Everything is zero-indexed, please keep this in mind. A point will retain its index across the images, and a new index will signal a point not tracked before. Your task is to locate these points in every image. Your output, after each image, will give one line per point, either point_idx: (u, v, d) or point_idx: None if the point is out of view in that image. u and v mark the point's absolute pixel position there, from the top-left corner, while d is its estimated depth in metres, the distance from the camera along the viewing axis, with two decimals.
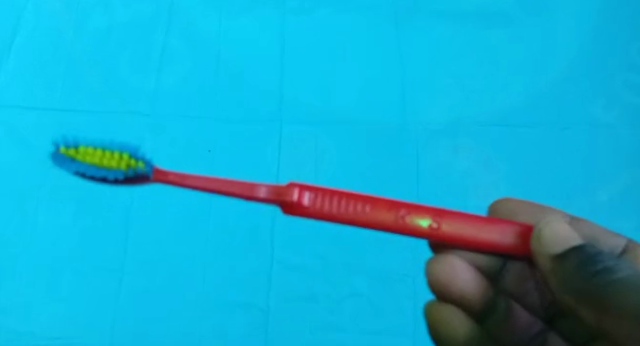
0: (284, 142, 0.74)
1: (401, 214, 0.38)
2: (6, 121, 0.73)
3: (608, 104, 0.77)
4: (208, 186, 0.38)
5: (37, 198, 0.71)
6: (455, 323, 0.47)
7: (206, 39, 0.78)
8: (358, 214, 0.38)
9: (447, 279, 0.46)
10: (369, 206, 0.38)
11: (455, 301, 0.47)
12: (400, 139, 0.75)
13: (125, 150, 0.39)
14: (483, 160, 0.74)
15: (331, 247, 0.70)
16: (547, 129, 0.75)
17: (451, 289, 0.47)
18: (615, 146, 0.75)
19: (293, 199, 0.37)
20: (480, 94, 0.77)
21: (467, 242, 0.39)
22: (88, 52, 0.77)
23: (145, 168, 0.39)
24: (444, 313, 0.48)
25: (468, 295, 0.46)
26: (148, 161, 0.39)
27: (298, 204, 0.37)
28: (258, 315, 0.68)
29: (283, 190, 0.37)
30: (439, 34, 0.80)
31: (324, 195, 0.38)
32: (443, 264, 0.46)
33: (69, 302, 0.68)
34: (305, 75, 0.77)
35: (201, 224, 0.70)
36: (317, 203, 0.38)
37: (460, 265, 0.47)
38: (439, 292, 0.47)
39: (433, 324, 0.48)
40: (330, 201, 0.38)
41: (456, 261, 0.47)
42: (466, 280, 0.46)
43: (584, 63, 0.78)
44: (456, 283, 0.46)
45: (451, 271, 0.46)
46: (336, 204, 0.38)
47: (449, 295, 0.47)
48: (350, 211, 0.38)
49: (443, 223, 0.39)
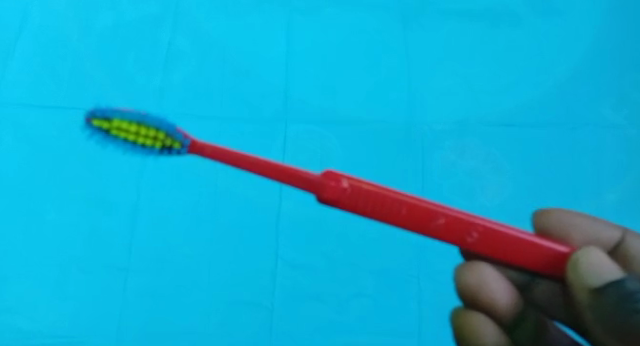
0: (289, 142, 0.74)
1: (442, 222, 0.39)
2: (11, 121, 0.73)
3: (617, 103, 0.76)
4: (238, 162, 0.39)
5: (44, 197, 0.71)
6: (484, 335, 0.46)
7: (212, 37, 0.78)
8: (395, 212, 0.39)
9: (477, 288, 0.46)
10: (405, 209, 0.39)
11: (484, 309, 0.47)
12: (408, 139, 0.75)
13: (162, 130, 0.39)
14: (466, 154, 0.74)
15: (337, 245, 0.70)
16: (554, 128, 0.75)
17: (481, 297, 0.46)
18: (623, 146, 0.75)
19: (334, 185, 0.38)
20: (488, 94, 0.77)
21: (497, 250, 0.39)
22: (95, 50, 0.77)
23: (182, 146, 0.39)
24: (474, 324, 0.46)
25: (497, 304, 0.46)
26: (183, 139, 0.39)
27: (335, 192, 0.38)
28: (264, 314, 0.68)
29: (320, 182, 0.38)
30: (447, 32, 0.79)
31: (359, 188, 0.38)
32: (475, 272, 0.46)
33: (76, 300, 0.68)
34: (316, 73, 0.77)
35: (207, 223, 0.70)
36: (353, 195, 0.38)
37: (490, 272, 0.46)
38: (468, 298, 0.47)
39: (463, 333, 0.47)
40: (367, 197, 0.38)
41: (486, 269, 0.46)
42: (498, 290, 0.46)
43: (593, 64, 0.78)
44: (487, 290, 0.46)
45: (483, 277, 0.46)
46: (369, 202, 0.39)
47: (478, 303, 0.47)
48: (388, 208, 0.39)
49: (481, 234, 0.39)
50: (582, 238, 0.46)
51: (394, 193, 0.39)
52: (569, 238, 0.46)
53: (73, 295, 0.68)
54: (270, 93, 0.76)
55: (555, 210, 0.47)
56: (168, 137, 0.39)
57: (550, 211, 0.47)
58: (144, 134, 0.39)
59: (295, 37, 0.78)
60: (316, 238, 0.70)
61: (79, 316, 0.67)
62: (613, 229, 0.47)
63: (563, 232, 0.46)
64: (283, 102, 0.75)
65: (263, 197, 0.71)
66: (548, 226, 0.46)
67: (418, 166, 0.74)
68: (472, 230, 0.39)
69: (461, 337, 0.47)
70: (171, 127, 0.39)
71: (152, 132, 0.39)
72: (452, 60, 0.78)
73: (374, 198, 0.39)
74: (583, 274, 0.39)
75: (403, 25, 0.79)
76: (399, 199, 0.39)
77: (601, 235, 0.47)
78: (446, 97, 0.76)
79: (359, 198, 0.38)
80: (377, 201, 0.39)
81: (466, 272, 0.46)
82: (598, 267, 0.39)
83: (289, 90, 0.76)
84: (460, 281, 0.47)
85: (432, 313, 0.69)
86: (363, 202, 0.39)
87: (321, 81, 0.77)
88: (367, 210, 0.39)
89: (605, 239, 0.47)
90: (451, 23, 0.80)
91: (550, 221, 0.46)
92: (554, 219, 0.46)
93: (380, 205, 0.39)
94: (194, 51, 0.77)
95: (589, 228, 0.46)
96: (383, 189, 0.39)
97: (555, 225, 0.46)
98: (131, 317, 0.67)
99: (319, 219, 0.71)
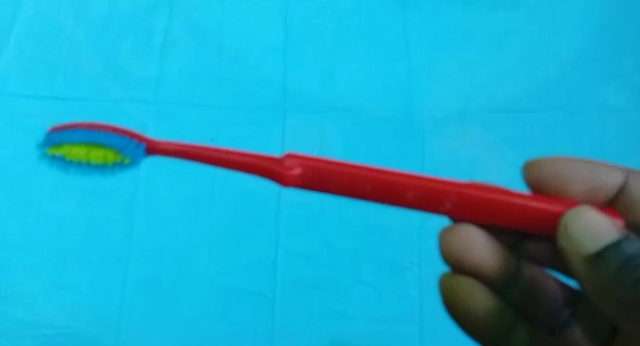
0: (288, 127, 0.73)
1: (411, 196, 0.34)
2: (8, 111, 0.73)
3: (619, 88, 0.76)
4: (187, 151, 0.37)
5: (40, 186, 0.70)
6: (474, 303, 0.42)
7: (208, 25, 0.77)
8: (359, 192, 0.34)
9: (462, 252, 0.40)
10: (370, 187, 0.34)
11: (472, 275, 0.41)
12: (407, 124, 0.74)
13: (110, 146, 0.38)
14: (466, 140, 0.73)
15: (337, 233, 0.70)
16: (557, 112, 0.74)
17: (466, 263, 0.40)
18: (627, 128, 0.74)
19: (284, 171, 0.35)
20: (488, 79, 0.76)
21: (483, 216, 0.35)
22: (90, 39, 0.76)
23: (131, 159, 0.39)
24: (462, 287, 0.42)
25: (487, 268, 0.40)
26: (131, 153, 0.38)
27: (290, 177, 0.35)
28: (264, 302, 0.67)
29: (273, 167, 0.35)
30: (446, 19, 0.79)
31: (312, 169, 0.35)
32: (455, 236, 0.39)
33: (76, 289, 0.67)
34: (314, 60, 0.76)
35: (206, 212, 0.70)
36: (306, 177, 0.35)
37: (479, 237, 0.39)
38: (454, 264, 0.41)
39: (450, 298, 0.42)
40: (325, 177, 0.34)
41: (473, 232, 0.39)
42: (483, 257, 0.40)
43: (595, 47, 0.77)
44: (472, 257, 0.40)
45: (470, 243, 0.39)
46: (329, 182, 0.35)
47: (465, 267, 0.41)
48: (350, 188, 0.34)
49: (459, 201, 0.35)
50: (581, 187, 0.41)
51: (356, 170, 0.34)
52: (566, 190, 0.41)
53: (74, 285, 0.68)
54: (268, 81, 0.75)
55: (545, 160, 0.41)
56: (120, 154, 0.39)
57: (539, 162, 0.42)
58: (97, 155, 0.39)
59: (292, 24, 0.78)
60: (316, 226, 0.70)
61: (79, 306, 0.67)
62: (615, 172, 0.42)
63: (559, 185, 0.41)
64: (280, 90, 0.75)
65: (262, 186, 0.71)
66: (541, 179, 0.41)
67: (418, 151, 0.73)
68: (445, 199, 0.34)
69: (449, 302, 0.43)
70: (119, 143, 0.38)
71: (105, 152, 0.39)
72: (452, 45, 0.78)
73: (336, 177, 0.34)
74: (573, 241, 0.33)
75: (402, 11, 0.79)
76: (361, 177, 0.34)
77: (602, 182, 0.41)
78: (446, 83, 0.76)
79: (317, 179, 0.35)
80: (338, 180, 0.34)
81: (449, 236, 0.40)
82: (587, 232, 0.32)
83: (287, 78, 0.75)
84: (445, 245, 0.40)
85: (433, 300, 0.68)
86: (325, 181, 0.35)
87: (319, 68, 0.76)
88: (331, 189, 0.35)
89: (606, 186, 0.41)
90: (450, 9, 0.79)
91: (542, 173, 0.41)
92: (547, 170, 0.41)
93: (344, 186, 0.34)
94: (191, 39, 0.77)
95: (588, 178, 0.41)
96: (343, 167, 0.34)
97: (549, 177, 0.41)
98: (131, 306, 0.67)
99: (319, 206, 0.71)
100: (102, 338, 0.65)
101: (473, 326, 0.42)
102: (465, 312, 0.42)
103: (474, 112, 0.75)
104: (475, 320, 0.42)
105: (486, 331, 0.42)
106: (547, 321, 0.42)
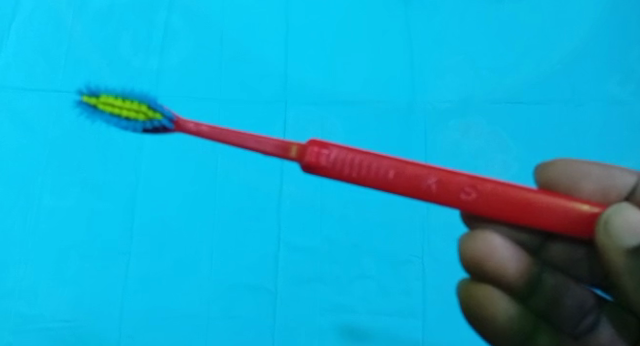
0: (289, 121, 0.73)
1: (430, 183, 0.40)
2: (7, 106, 0.73)
3: (624, 80, 0.75)
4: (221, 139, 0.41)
5: (40, 180, 0.70)
6: (495, 309, 0.46)
7: (209, 18, 0.77)
8: (384, 180, 0.40)
9: (483, 259, 0.45)
10: (392, 173, 0.40)
11: (493, 283, 0.46)
12: (410, 119, 0.74)
13: (146, 103, 0.42)
14: (468, 133, 0.73)
15: (338, 227, 0.70)
16: (560, 105, 0.74)
17: (487, 270, 0.46)
18: (631, 121, 0.73)
19: (313, 151, 0.40)
20: (491, 71, 0.75)
21: (496, 207, 0.40)
22: (90, 32, 0.76)
23: (161, 119, 0.42)
24: (484, 295, 0.46)
25: (507, 273, 0.45)
26: (165, 114, 0.42)
27: (317, 157, 0.40)
28: (265, 297, 0.68)
29: (303, 148, 0.40)
30: (447, 10, 0.78)
31: (343, 153, 0.40)
32: (480, 242, 0.45)
33: (77, 283, 0.67)
34: (316, 50, 0.76)
35: (208, 203, 0.70)
36: (333, 158, 0.40)
37: (500, 242, 0.45)
38: (477, 273, 0.46)
39: (471, 305, 0.46)
40: (351, 163, 0.40)
41: (495, 237, 0.45)
42: (505, 261, 0.45)
43: (600, 38, 0.76)
44: (494, 263, 0.45)
45: (490, 248, 0.45)
46: (356, 169, 0.40)
47: (485, 273, 0.46)
48: (374, 175, 0.40)
49: (474, 190, 0.40)
50: (593, 186, 0.47)
51: (377, 157, 0.40)
52: (579, 187, 0.46)
53: (75, 280, 0.67)
54: (271, 74, 0.75)
55: (560, 161, 0.47)
56: (154, 112, 0.42)
57: (554, 162, 0.47)
58: (130, 107, 0.42)
59: (293, 17, 0.77)
60: (318, 220, 0.70)
61: (81, 301, 0.67)
62: (629, 175, 0.47)
63: (572, 182, 0.46)
64: (282, 84, 0.75)
65: (263, 178, 0.71)
66: (554, 177, 0.47)
67: (419, 143, 0.73)
68: (469, 188, 0.40)
69: (469, 309, 0.47)
70: (157, 103, 0.43)
71: (138, 107, 0.42)
72: (455, 37, 0.77)
73: (359, 162, 0.40)
74: (618, 242, 0.39)
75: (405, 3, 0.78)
76: (384, 163, 0.40)
77: (614, 182, 0.47)
78: (448, 76, 0.75)
79: (345, 161, 0.40)
80: (363, 165, 0.40)
81: (472, 243, 0.45)
82: (629, 228, 0.40)
83: (289, 71, 0.75)
84: (465, 251, 0.46)
85: (436, 297, 0.68)
86: (349, 167, 0.40)
87: (320, 61, 0.76)
88: (353, 175, 0.40)
89: (619, 185, 0.47)
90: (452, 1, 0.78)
91: (556, 172, 0.47)
92: (560, 168, 0.47)
93: (365, 169, 0.40)
94: (192, 32, 0.76)
95: (601, 175, 0.47)
96: (366, 153, 0.40)
97: (563, 175, 0.47)
98: (133, 302, 0.67)
99: (321, 201, 0.70)
100: (104, 334, 0.66)
101: (494, 331, 0.46)
102: (487, 318, 0.46)
103: (475, 108, 0.74)
104: (496, 327, 0.46)
105: (510, 336, 0.46)
106: (572, 326, 0.47)
